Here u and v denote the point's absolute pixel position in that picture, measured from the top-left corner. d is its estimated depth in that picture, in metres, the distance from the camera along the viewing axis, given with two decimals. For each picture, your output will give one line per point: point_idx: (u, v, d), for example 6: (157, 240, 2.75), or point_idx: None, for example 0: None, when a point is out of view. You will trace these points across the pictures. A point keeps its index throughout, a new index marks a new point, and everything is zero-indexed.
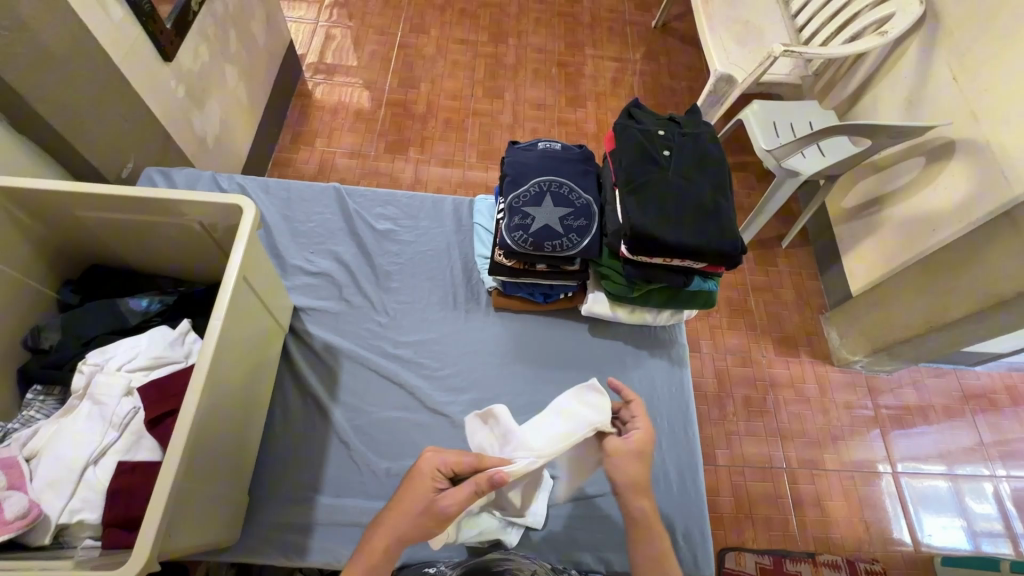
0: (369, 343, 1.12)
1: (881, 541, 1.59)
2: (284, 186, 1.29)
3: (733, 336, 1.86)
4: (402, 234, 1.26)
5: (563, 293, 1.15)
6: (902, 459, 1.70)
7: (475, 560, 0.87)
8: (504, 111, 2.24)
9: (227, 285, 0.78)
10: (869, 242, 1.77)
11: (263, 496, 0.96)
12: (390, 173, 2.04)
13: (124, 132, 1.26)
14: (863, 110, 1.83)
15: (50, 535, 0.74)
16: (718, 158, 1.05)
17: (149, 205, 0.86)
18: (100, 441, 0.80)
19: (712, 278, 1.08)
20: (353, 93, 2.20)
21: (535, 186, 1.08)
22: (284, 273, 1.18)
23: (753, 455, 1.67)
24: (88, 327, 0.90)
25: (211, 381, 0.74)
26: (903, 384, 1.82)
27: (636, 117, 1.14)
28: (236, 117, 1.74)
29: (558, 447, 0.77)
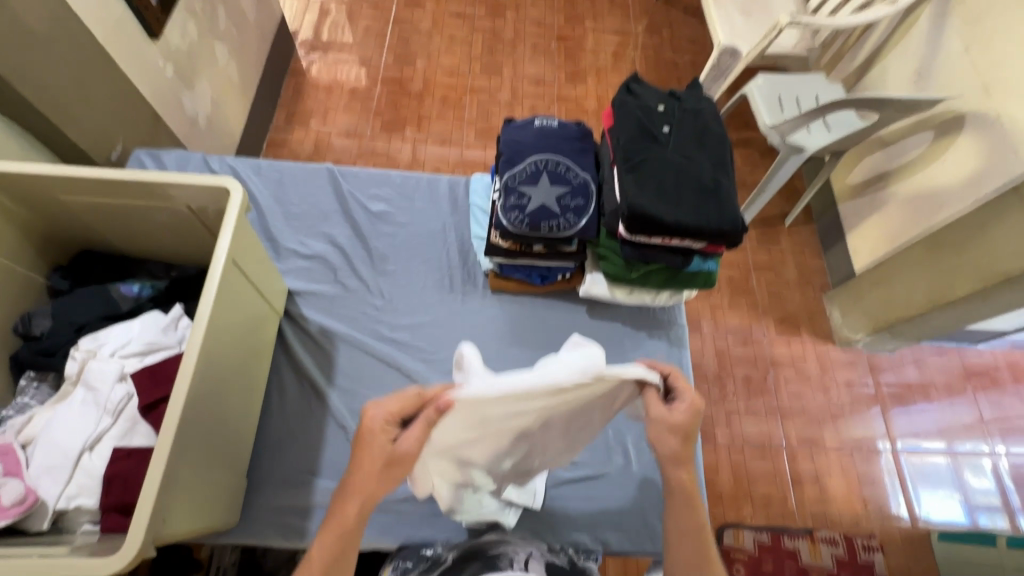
0: (365, 327, 1.11)
1: (879, 517, 1.60)
2: (276, 167, 1.26)
3: (734, 316, 1.84)
4: (396, 215, 1.24)
5: (561, 274, 1.14)
6: (902, 436, 1.70)
7: (474, 541, 0.88)
8: (502, 88, 2.19)
9: (215, 271, 0.77)
10: (873, 220, 1.74)
11: (262, 480, 0.96)
12: (387, 153, 2.00)
13: (111, 114, 1.23)
14: (872, 83, 1.78)
15: (48, 521, 0.74)
16: (719, 134, 1.02)
17: (134, 189, 0.84)
18: (95, 428, 0.80)
19: (712, 257, 1.06)
20: (348, 71, 2.15)
21: (532, 165, 1.06)
22: (278, 256, 1.17)
23: (752, 434, 1.67)
24: (79, 313, 0.89)
25: (202, 368, 0.74)
26: (905, 361, 1.81)
27: (635, 92, 1.10)
28: (228, 97, 1.70)
29: (521, 383, 0.68)
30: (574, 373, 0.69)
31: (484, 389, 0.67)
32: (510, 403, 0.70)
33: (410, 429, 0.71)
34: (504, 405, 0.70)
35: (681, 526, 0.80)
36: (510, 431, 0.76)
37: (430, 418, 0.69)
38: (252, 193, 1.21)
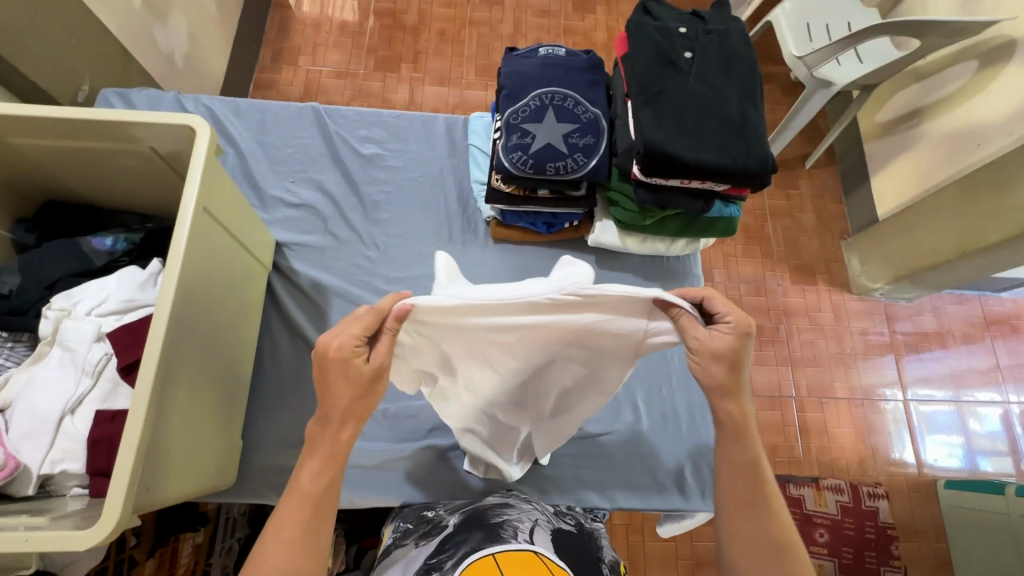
0: (359, 280, 1.05)
1: (887, 466, 1.58)
2: (256, 107, 1.15)
3: (748, 264, 1.76)
4: (390, 159, 1.14)
5: (568, 222, 1.05)
6: (912, 384, 1.66)
7: (476, 503, 0.84)
8: (504, 20, 2.01)
9: (184, 220, 0.69)
10: (903, 160, 1.61)
11: (257, 439, 0.93)
12: (381, 94, 1.86)
13: (74, 49, 1.12)
14: (913, 6, 1.61)
15: (33, 487, 0.71)
16: (748, 61, 0.91)
17: (92, 129, 0.75)
18: (75, 390, 0.75)
19: (734, 202, 0.97)
20: (337, 2, 1.98)
21: (536, 99, 0.95)
22: (263, 205, 1.08)
23: (763, 385, 1.63)
24: (48, 269, 0.82)
25: (176, 327, 0.67)
26: (923, 310, 1.73)
27: (653, 13, 0.97)
28: (206, 30, 1.56)
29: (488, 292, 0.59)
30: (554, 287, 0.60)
31: (444, 300, 0.59)
32: (479, 317, 0.61)
33: (379, 343, 0.62)
34: (474, 319, 0.62)
35: (733, 461, 0.70)
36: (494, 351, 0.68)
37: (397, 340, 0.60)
38: (232, 136, 1.11)
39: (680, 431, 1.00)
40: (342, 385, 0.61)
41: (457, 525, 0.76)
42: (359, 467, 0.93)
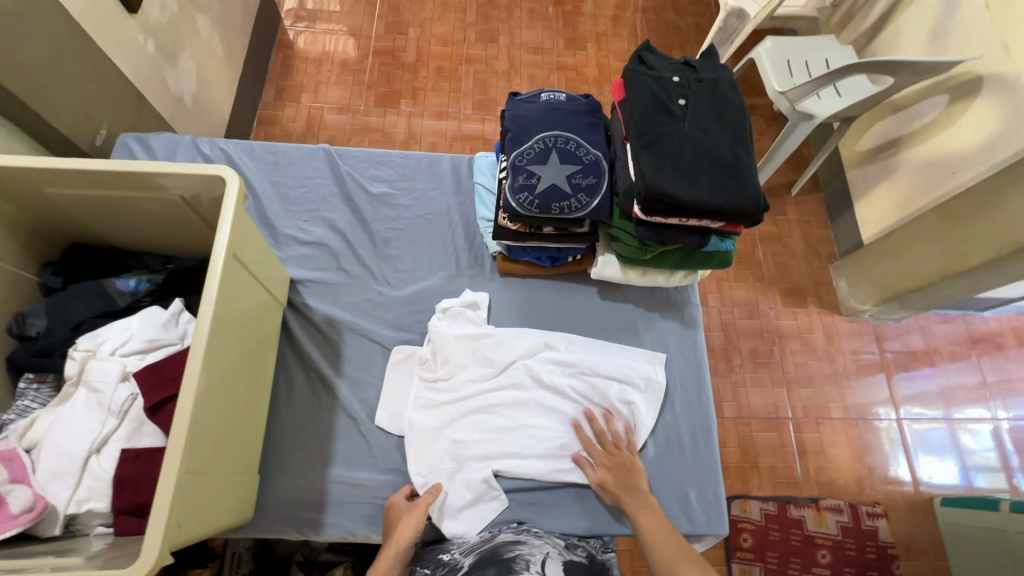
0: (371, 315, 1.08)
1: (883, 484, 1.61)
2: (270, 150, 1.20)
3: (741, 289, 1.82)
4: (399, 198, 1.19)
5: (571, 256, 1.10)
6: (906, 402, 1.70)
7: (488, 542, 0.87)
8: (499, 57, 2.10)
9: (216, 264, 0.73)
10: (883, 188, 1.69)
11: (274, 472, 0.95)
12: (382, 128, 1.93)
13: (92, 96, 1.17)
14: (883, 45, 1.71)
15: (59, 526, 0.73)
16: (738, 106, 0.97)
17: (125, 179, 0.79)
18: (100, 430, 0.77)
19: (729, 236, 1.02)
20: (339, 41, 2.06)
21: (540, 143, 1.01)
22: (276, 243, 1.12)
23: (760, 406, 1.67)
24: (76, 312, 0.85)
25: (208, 365, 0.71)
26: (911, 330, 1.79)
27: (646, 61, 1.04)
28: (214, 73, 1.62)
29: (416, 430, 0.97)
30: (419, 385, 1.02)
31: (414, 460, 0.96)
32: (421, 437, 0.97)
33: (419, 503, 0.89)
34: (422, 440, 0.97)
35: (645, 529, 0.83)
36: (451, 425, 0.98)
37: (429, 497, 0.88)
38: (247, 178, 1.16)
39: (685, 457, 1.03)
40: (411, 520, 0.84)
41: (471, 566, 0.79)
42: (374, 499, 0.95)
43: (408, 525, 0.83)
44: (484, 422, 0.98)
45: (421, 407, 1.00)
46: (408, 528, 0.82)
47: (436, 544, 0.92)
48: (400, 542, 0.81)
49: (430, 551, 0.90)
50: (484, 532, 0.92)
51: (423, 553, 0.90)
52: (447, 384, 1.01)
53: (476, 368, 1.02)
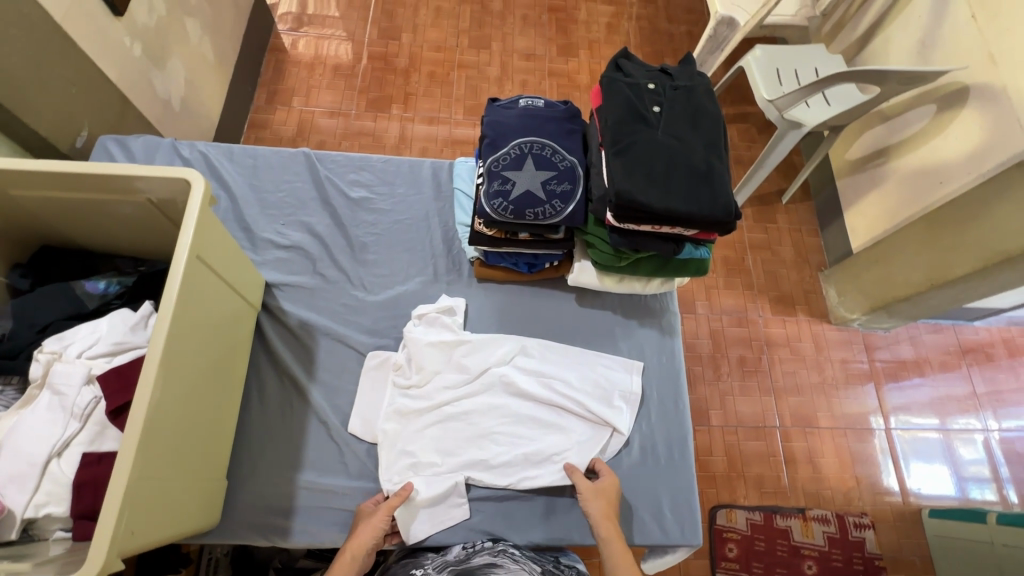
0: (347, 320, 1.08)
1: (872, 495, 1.60)
2: (250, 153, 1.20)
3: (729, 296, 1.81)
4: (378, 202, 1.19)
5: (548, 262, 1.09)
6: (895, 412, 1.69)
7: (462, 563, 0.87)
8: (492, 63, 2.10)
9: (178, 267, 0.73)
10: (872, 197, 1.69)
11: (244, 477, 0.94)
12: (373, 132, 1.93)
13: (74, 98, 1.17)
14: (872, 54, 1.71)
15: (16, 531, 0.72)
16: (713, 114, 0.97)
17: (92, 182, 0.79)
18: (62, 433, 0.76)
19: (705, 244, 1.02)
20: (333, 46, 2.06)
21: (516, 148, 1.01)
22: (253, 247, 1.12)
23: (748, 415, 1.66)
24: (43, 313, 0.85)
25: (167, 368, 0.70)
26: (900, 340, 1.78)
27: (624, 69, 1.04)
28: (204, 76, 1.63)
29: (388, 436, 0.97)
30: (393, 391, 1.01)
31: (384, 466, 0.95)
32: (392, 444, 0.96)
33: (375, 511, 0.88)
34: (393, 446, 0.96)
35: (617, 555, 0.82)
36: (422, 432, 0.97)
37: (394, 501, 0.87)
38: (226, 181, 1.16)
39: (659, 466, 1.02)
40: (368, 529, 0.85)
41: None
42: (345, 506, 0.94)
43: (365, 534, 0.84)
44: (456, 429, 0.98)
45: (394, 413, 0.99)
46: (364, 535, 0.83)
47: (410, 559, 0.91)
48: (358, 548, 0.82)
49: (402, 566, 0.89)
50: (460, 545, 0.92)
51: (397, 568, 0.89)
52: (420, 391, 1.00)
53: (451, 374, 1.01)
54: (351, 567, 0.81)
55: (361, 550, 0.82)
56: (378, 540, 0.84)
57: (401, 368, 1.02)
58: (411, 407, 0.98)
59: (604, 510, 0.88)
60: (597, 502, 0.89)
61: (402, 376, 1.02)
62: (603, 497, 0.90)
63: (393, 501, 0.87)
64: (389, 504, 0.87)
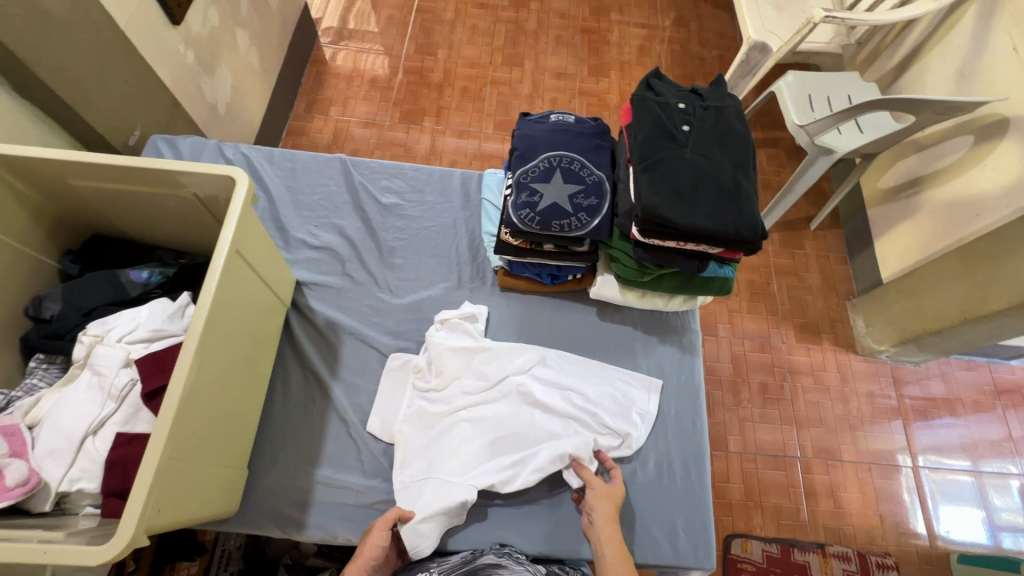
0: (371, 321, 1.10)
1: (896, 535, 1.54)
2: (289, 157, 1.25)
3: (752, 320, 1.79)
4: (408, 209, 1.22)
5: (572, 274, 1.11)
6: (924, 451, 1.63)
7: (470, 564, 0.88)
8: (524, 80, 2.15)
9: (219, 259, 0.76)
10: (904, 227, 1.66)
11: (263, 468, 0.97)
12: (405, 143, 1.98)
13: (131, 99, 1.24)
14: (908, 83, 1.69)
15: (50, 503, 0.75)
16: (742, 135, 0.98)
17: (143, 175, 0.84)
18: (99, 412, 0.80)
19: (729, 263, 1.02)
20: (371, 60, 2.14)
21: (545, 162, 1.04)
22: (287, 246, 1.16)
23: (767, 443, 1.62)
24: (89, 298, 0.90)
25: (202, 355, 0.73)
26: (931, 375, 1.73)
27: (655, 88, 1.06)
28: (249, 84, 1.71)
29: (404, 437, 0.98)
30: (411, 393, 1.02)
31: (398, 467, 0.96)
32: (406, 446, 0.97)
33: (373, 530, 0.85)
34: (406, 449, 0.97)
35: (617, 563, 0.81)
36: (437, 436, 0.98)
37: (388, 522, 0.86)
38: (265, 182, 1.21)
39: (675, 486, 1.01)
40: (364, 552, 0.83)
41: None
42: (357, 504, 0.95)
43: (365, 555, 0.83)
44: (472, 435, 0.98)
45: (411, 415, 1.00)
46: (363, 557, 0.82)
47: (415, 564, 0.91)
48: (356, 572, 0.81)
49: (409, 568, 0.90)
50: (468, 551, 0.92)
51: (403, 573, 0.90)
52: (438, 394, 1.01)
53: (469, 380, 1.02)
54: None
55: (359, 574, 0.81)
56: (377, 560, 0.83)
57: (419, 370, 1.04)
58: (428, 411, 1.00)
59: (609, 513, 0.88)
60: (606, 504, 0.89)
61: (420, 378, 1.04)
62: (610, 500, 0.90)
63: (388, 515, 0.87)
64: (385, 520, 0.86)
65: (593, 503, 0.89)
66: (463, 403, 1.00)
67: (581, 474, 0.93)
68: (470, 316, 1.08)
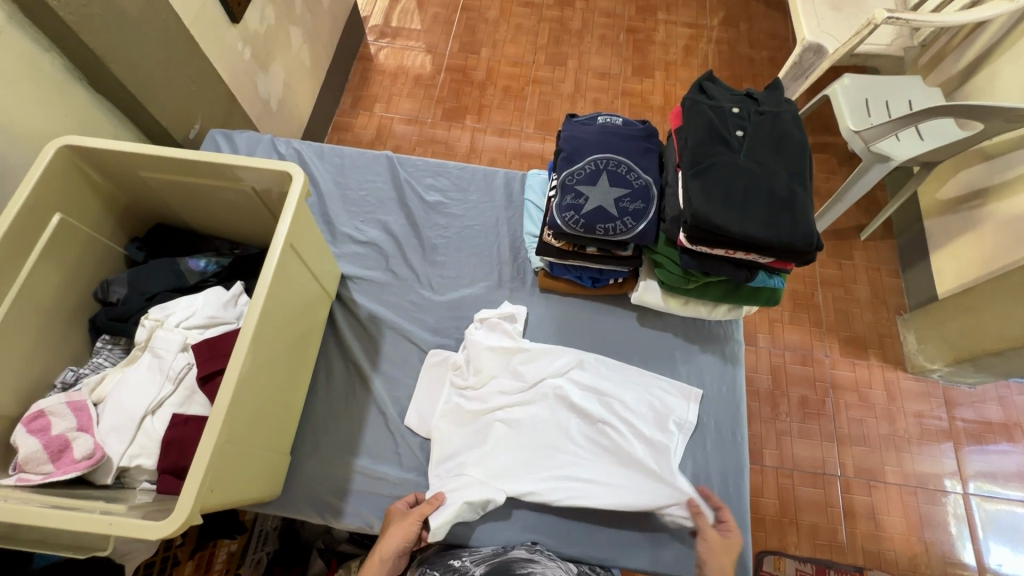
0: (412, 317, 1.12)
1: (941, 564, 1.47)
2: (338, 153, 1.29)
3: (795, 332, 1.73)
4: (451, 207, 1.24)
5: (613, 278, 1.09)
6: (975, 477, 1.55)
7: (501, 555, 0.88)
8: (566, 80, 2.14)
9: (274, 251, 0.79)
10: (965, 240, 1.57)
11: (304, 454, 1.00)
12: (446, 141, 2.01)
13: (193, 95, 1.29)
14: (975, 88, 1.60)
15: (111, 476, 0.80)
16: (799, 140, 0.95)
17: (207, 168, 0.88)
18: (158, 393, 0.84)
19: (779, 274, 0.99)
20: (415, 57, 2.17)
21: (591, 164, 1.03)
22: (333, 239, 1.19)
23: (805, 458, 1.57)
24: (152, 284, 0.94)
25: (257, 343, 0.76)
26: (987, 398, 1.64)
27: (707, 92, 1.04)
28: (300, 80, 1.76)
29: (441, 433, 0.99)
30: (449, 390, 1.04)
31: (434, 465, 0.97)
32: (442, 442, 0.99)
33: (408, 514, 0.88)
34: (441, 445, 0.98)
35: None
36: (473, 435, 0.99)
37: (424, 509, 0.88)
38: (314, 177, 1.25)
39: None
40: (399, 531, 0.86)
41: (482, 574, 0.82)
42: (392, 496, 0.97)
43: (396, 537, 0.85)
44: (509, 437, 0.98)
45: (448, 411, 1.01)
46: (394, 538, 0.85)
47: (448, 550, 0.93)
48: (386, 550, 0.85)
49: (443, 553, 0.92)
50: (498, 546, 0.93)
51: (435, 559, 0.91)
52: (475, 394, 1.02)
53: (507, 381, 1.02)
54: (382, 568, 0.84)
55: (391, 551, 0.84)
56: (406, 544, 0.85)
57: (456, 368, 1.05)
58: (467, 409, 1.01)
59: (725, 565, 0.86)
60: (723, 560, 0.87)
61: (456, 375, 1.05)
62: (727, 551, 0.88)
63: (423, 508, 0.88)
64: (421, 510, 0.88)
65: (708, 556, 0.87)
66: (501, 404, 1.00)
67: (695, 518, 0.91)
68: (511, 316, 1.09)
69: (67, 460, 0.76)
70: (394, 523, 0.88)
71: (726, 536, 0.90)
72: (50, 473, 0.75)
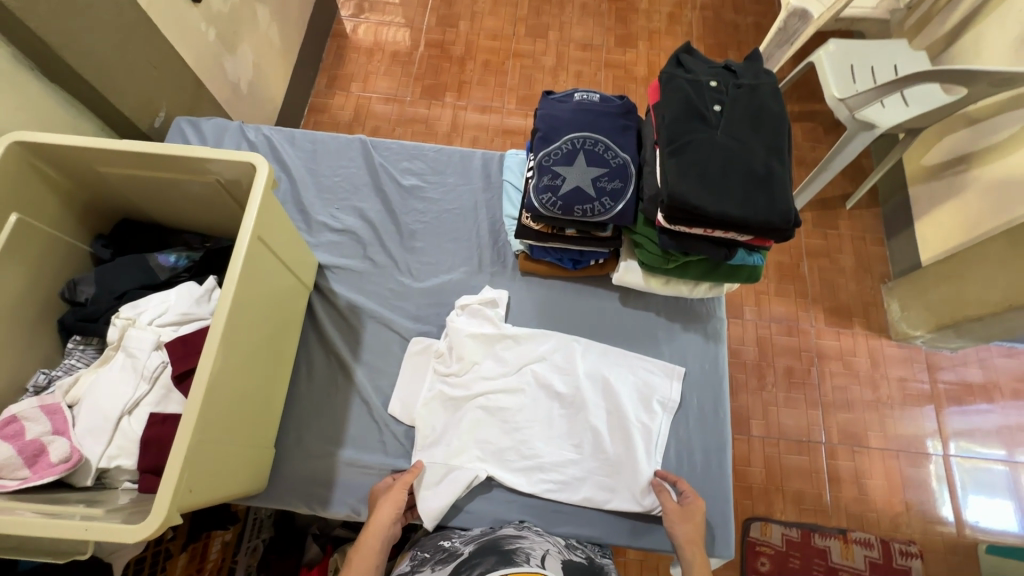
0: (392, 304, 1.11)
1: (921, 523, 1.51)
2: (310, 138, 1.25)
3: (781, 304, 1.74)
4: (428, 191, 1.21)
5: (594, 259, 1.08)
6: (956, 437, 1.58)
7: (490, 534, 0.90)
8: (547, 52, 2.08)
9: (240, 247, 0.77)
10: (949, 207, 1.57)
11: (289, 446, 1.00)
12: (427, 120, 1.96)
13: (155, 80, 1.23)
14: (960, 51, 1.57)
15: (90, 478, 0.79)
16: (777, 114, 0.93)
17: (168, 161, 0.85)
18: (133, 393, 0.83)
19: (758, 251, 0.99)
20: (392, 33, 2.10)
21: (568, 143, 1.00)
22: (308, 228, 1.17)
23: (791, 427, 1.60)
24: (121, 282, 0.92)
25: (227, 341, 0.75)
26: (968, 361, 1.66)
27: (685, 65, 1.01)
28: (271, 60, 1.69)
29: (424, 419, 0.99)
30: (432, 377, 1.03)
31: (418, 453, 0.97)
32: (425, 429, 0.99)
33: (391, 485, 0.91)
34: (424, 433, 0.99)
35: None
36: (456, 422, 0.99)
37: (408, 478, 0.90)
38: (286, 164, 1.21)
39: (695, 472, 1.00)
40: (389, 501, 0.87)
41: (472, 553, 0.83)
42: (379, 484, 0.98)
43: (388, 505, 0.87)
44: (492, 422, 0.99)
45: (431, 399, 1.01)
46: (388, 507, 0.86)
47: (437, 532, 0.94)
48: (381, 521, 0.85)
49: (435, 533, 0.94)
50: (486, 526, 0.94)
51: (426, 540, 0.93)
52: (457, 381, 1.02)
53: (489, 367, 1.02)
54: (376, 542, 0.84)
55: (386, 523, 0.85)
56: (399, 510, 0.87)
57: (438, 355, 1.04)
58: (449, 396, 1.01)
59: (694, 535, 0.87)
60: (685, 525, 0.88)
61: (438, 362, 1.04)
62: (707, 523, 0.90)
63: (406, 477, 0.90)
64: (406, 480, 0.90)
65: (670, 523, 0.89)
66: (483, 390, 1.00)
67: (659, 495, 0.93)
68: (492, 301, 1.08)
69: (43, 465, 0.76)
70: (382, 499, 0.88)
71: (685, 503, 0.91)
72: (27, 477, 0.75)
